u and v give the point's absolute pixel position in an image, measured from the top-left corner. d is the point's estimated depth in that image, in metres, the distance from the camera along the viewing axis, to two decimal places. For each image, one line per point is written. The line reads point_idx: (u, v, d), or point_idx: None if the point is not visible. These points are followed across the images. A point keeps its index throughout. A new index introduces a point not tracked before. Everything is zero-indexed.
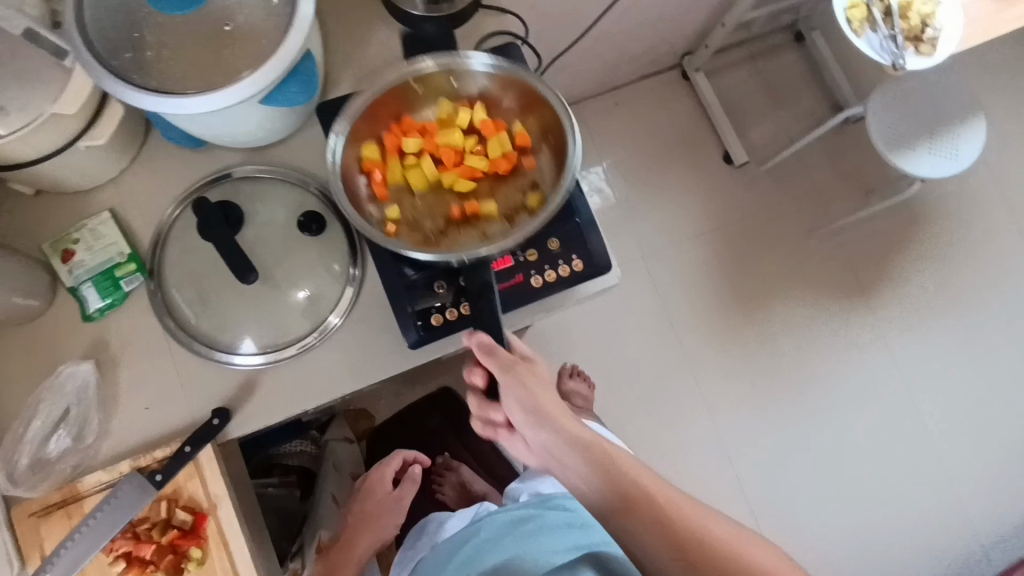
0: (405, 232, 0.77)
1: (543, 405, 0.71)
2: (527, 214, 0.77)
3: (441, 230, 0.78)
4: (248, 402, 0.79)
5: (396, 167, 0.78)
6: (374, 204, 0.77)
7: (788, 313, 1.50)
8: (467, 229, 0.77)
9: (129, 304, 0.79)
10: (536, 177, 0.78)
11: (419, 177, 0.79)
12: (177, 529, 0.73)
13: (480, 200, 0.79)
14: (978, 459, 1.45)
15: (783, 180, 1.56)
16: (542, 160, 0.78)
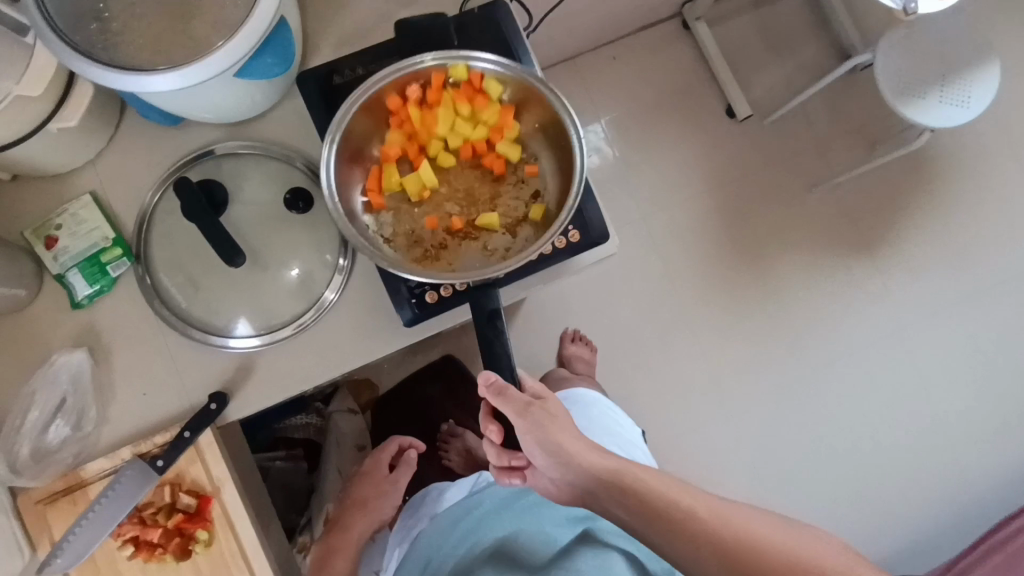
0: (404, 245, 0.76)
1: (559, 444, 0.71)
2: (530, 225, 0.76)
3: (441, 242, 0.76)
4: (245, 386, 0.78)
5: (395, 173, 0.76)
6: (370, 214, 0.77)
7: (794, 270, 1.48)
8: (468, 241, 0.76)
9: (118, 290, 0.78)
10: (537, 185, 0.77)
11: (415, 182, 0.76)
12: (182, 513, 0.73)
13: (479, 211, 0.77)
14: (978, 410, 1.45)
15: (789, 133, 1.51)
16: (542, 166, 0.77)
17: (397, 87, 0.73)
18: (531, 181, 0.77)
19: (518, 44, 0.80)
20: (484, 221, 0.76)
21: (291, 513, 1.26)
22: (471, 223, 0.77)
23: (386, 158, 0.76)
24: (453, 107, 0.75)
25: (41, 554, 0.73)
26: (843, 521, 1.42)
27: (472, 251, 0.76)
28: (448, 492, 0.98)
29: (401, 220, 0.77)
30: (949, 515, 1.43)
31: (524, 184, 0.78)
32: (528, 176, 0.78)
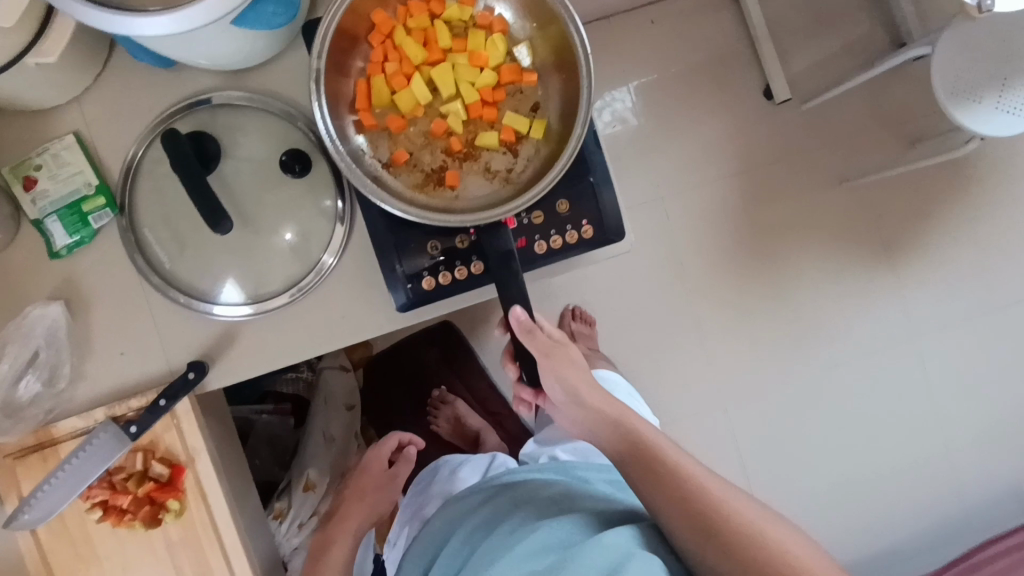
0: (398, 170, 0.69)
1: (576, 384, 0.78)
2: (532, 142, 0.71)
3: (438, 166, 0.70)
4: (227, 355, 0.75)
5: (386, 88, 0.68)
6: (360, 133, 0.68)
7: (812, 267, 1.42)
8: (469, 163, 0.70)
9: (99, 242, 0.73)
10: (539, 98, 0.71)
11: (409, 97, 0.68)
12: (153, 482, 0.71)
13: (477, 130, 0.70)
14: (980, 427, 1.42)
15: (829, 121, 1.42)
16: (546, 81, 0.71)
17: None
18: (531, 91, 0.71)
19: None
20: (484, 141, 0.70)
21: (274, 467, 1.25)
22: (469, 142, 0.71)
23: (373, 69, 0.67)
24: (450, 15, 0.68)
25: (8, 507, 0.71)
26: (823, 522, 1.42)
27: (474, 172, 0.70)
28: (461, 472, 1.05)
29: (396, 141, 0.69)
30: (932, 525, 1.42)
31: (524, 94, 0.71)
32: (527, 85, 0.70)
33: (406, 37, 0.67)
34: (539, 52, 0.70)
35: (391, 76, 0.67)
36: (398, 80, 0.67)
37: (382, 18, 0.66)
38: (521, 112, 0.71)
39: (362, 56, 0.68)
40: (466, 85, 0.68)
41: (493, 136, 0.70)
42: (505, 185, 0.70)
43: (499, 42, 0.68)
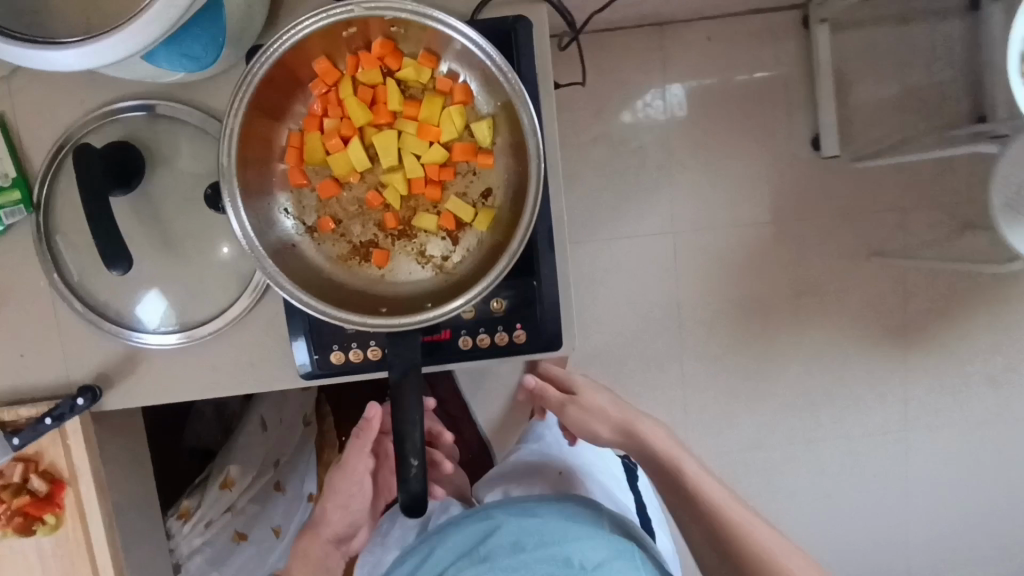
0: (323, 238, 0.63)
1: (595, 430, 0.88)
2: (475, 232, 0.63)
3: (367, 240, 0.63)
4: (127, 379, 0.71)
5: (322, 147, 0.61)
6: (288, 191, 0.63)
7: (807, 339, 1.37)
8: (403, 242, 0.63)
9: (11, 236, 0.69)
10: (492, 183, 0.62)
11: (344, 161, 0.61)
12: (30, 495, 0.69)
13: (417, 208, 0.63)
14: (940, 515, 1.41)
15: (867, 188, 1.33)
16: (502, 167, 0.62)
17: (330, 32, 0.56)
18: (484, 174, 0.62)
19: (526, 79, 0.63)
20: (421, 221, 0.62)
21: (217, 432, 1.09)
22: (406, 219, 0.63)
23: (311, 124, 0.61)
24: (402, 78, 0.60)
25: None
26: None
27: (406, 253, 0.63)
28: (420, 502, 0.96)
29: (326, 206, 0.63)
30: None
31: (476, 176, 0.63)
32: (481, 167, 0.62)
33: (350, 95, 0.60)
34: (499, 132, 0.61)
35: (327, 134, 0.61)
36: (333, 140, 0.61)
37: (326, 68, 0.59)
38: (470, 195, 0.63)
39: (305, 105, 0.62)
40: (411, 158, 0.61)
41: (432, 218, 0.62)
42: (437, 274, 0.63)
43: (454, 115, 0.61)
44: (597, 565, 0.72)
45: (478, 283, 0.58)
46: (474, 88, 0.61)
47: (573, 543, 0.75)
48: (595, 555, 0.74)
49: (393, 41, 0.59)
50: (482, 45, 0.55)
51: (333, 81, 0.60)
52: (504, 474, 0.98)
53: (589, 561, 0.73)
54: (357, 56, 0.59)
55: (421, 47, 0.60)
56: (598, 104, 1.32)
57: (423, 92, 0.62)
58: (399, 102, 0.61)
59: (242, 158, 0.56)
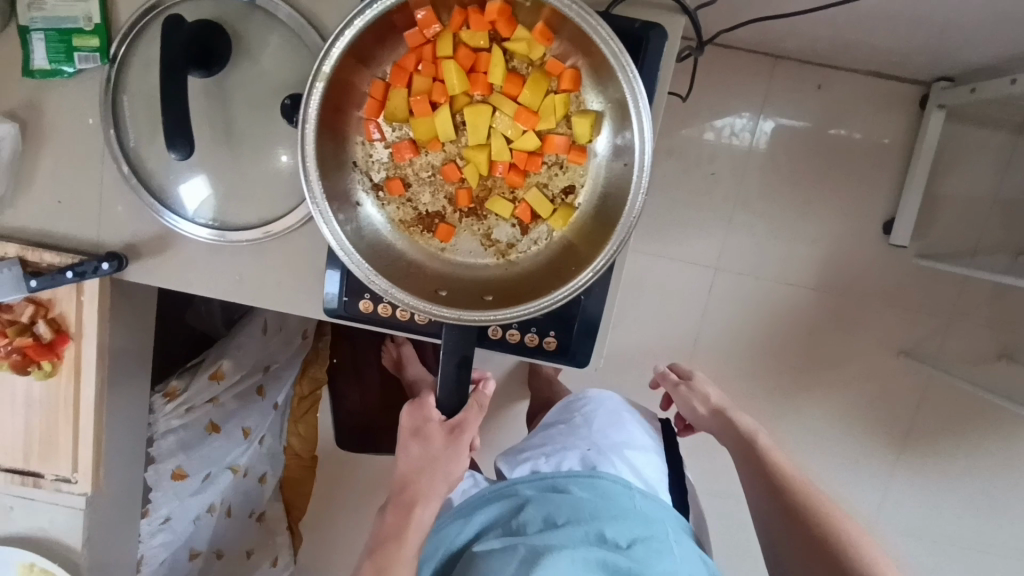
0: (391, 198, 0.62)
1: (691, 407, 0.91)
2: (548, 227, 0.61)
3: (435, 211, 0.62)
4: (154, 257, 0.70)
5: (409, 106, 0.59)
6: (362, 141, 0.61)
7: (812, 413, 1.35)
8: (469, 221, 0.62)
9: (79, 82, 0.67)
10: (578, 180, 0.60)
11: (428, 127, 0.60)
12: (32, 339, 0.68)
13: (494, 190, 0.61)
14: None
15: (925, 286, 1.29)
16: (592, 167, 0.60)
17: None
18: (572, 171, 0.60)
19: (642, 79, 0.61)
20: (495, 206, 0.61)
21: (219, 323, 1.12)
22: (480, 197, 0.62)
23: (399, 79, 0.58)
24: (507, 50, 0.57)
25: None
26: None
27: (470, 232, 0.62)
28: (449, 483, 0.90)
29: (397, 167, 0.61)
30: None
31: (563, 171, 0.60)
32: (571, 163, 0.60)
33: (449, 55, 0.57)
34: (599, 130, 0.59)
35: (415, 93, 0.59)
36: (421, 104, 0.59)
37: (428, 20, 0.55)
38: (551, 188, 0.61)
39: (394, 54, 0.59)
40: (500, 139, 0.59)
41: (507, 206, 0.60)
42: (497, 261, 0.62)
43: (558, 104, 0.58)
44: (632, 543, 0.70)
45: (541, 293, 0.55)
46: (583, 77, 0.57)
47: (606, 519, 0.72)
48: (629, 532, 0.72)
49: (510, 6, 0.54)
50: (610, 40, 0.50)
51: (433, 35, 0.56)
52: (531, 446, 0.89)
53: (623, 539, 0.71)
54: (466, 13, 0.56)
55: (537, 19, 0.55)
56: (686, 118, 1.27)
57: (528, 68, 0.58)
58: (502, 74, 0.58)
59: (325, 105, 0.54)
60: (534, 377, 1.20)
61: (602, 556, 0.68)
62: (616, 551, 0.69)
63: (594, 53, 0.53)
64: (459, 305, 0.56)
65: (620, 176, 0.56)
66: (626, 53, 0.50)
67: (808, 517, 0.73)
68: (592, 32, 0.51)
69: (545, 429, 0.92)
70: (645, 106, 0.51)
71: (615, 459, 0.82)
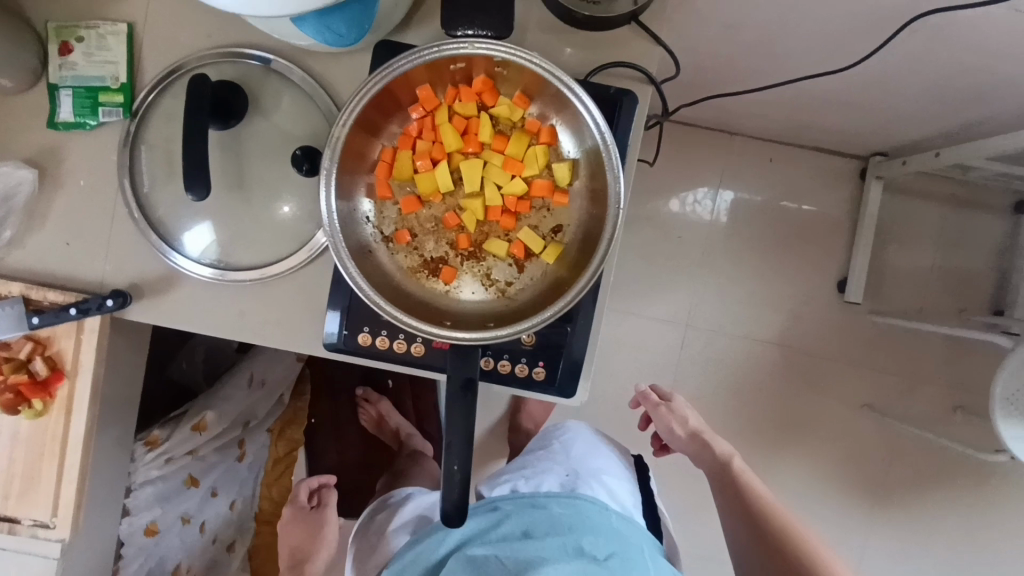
0: (397, 249, 0.65)
1: (672, 429, 0.96)
2: (541, 264, 0.65)
3: (440, 258, 0.66)
4: (158, 297, 0.73)
5: (411, 165, 0.64)
6: (372, 200, 0.65)
7: (784, 466, 1.38)
8: (470, 264, 0.66)
9: (99, 134, 0.72)
10: (564, 221, 0.65)
11: (429, 182, 0.64)
12: (27, 376, 0.70)
13: (492, 233, 0.66)
14: None
15: (880, 341, 1.38)
16: (577, 207, 0.65)
17: (443, 64, 0.60)
18: (558, 213, 0.65)
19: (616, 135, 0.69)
20: (493, 247, 0.65)
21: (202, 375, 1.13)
22: (479, 241, 0.66)
23: (404, 144, 0.65)
24: (492, 115, 0.64)
25: None
26: None
27: (472, 275, 0.66)
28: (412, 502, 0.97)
29: (404, 219, 0.65)
30: None
31: (549, 213, 0.65)
32: (556, 206, 0.65)
33: (444, 121, 0.64)
34: (579, 173, 0.64)
35: (419, 154, 0.65)
36: (423, 162, 0.64)
37: (426, 95, 0.63)
38: (541, 229, 0.65)
39: (400, 126, 0.66)
40: (492, 187, 0.64)
41: (503, 245, 0.65)
42: (497, 299, 0.65)
43: (539, 154, 0.64)
44: (609, 556, 0.74)
45: (536, 318, 0.59)
46: (560, 131, 0.64)
47: (583, 533, 0.76)
48: (606, 546, 0.75)
49: (493, 79, 0.63)
50: (584, 99, 0.58)
51: (431, 108, 0.64)
52: (510, 469, 0.93)
53: (601, 552, 0.74)
54: (457, 88, 0.63)
55: (517, 88, 0.63)
56: (653, 186, 1.38)
57: (511, 129, 0.65)
58: (490, 133, 0.64)
59: (341, 164, 0.60)
60: (514, 432, 1.23)
61: (578, 566, 0.72)
62: (593, 562, 0.73)
63: (569, 107, 0.61)
64: (465, 331, 0.60)
65: (600, 213, 0.62)
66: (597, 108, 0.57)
67: (779, 542, 0.80)
68: (563, 88, 0.58)
69: (525, 455, 0.96)
70: (617, 149, 0.58)
71: (594, 484, 0.85)
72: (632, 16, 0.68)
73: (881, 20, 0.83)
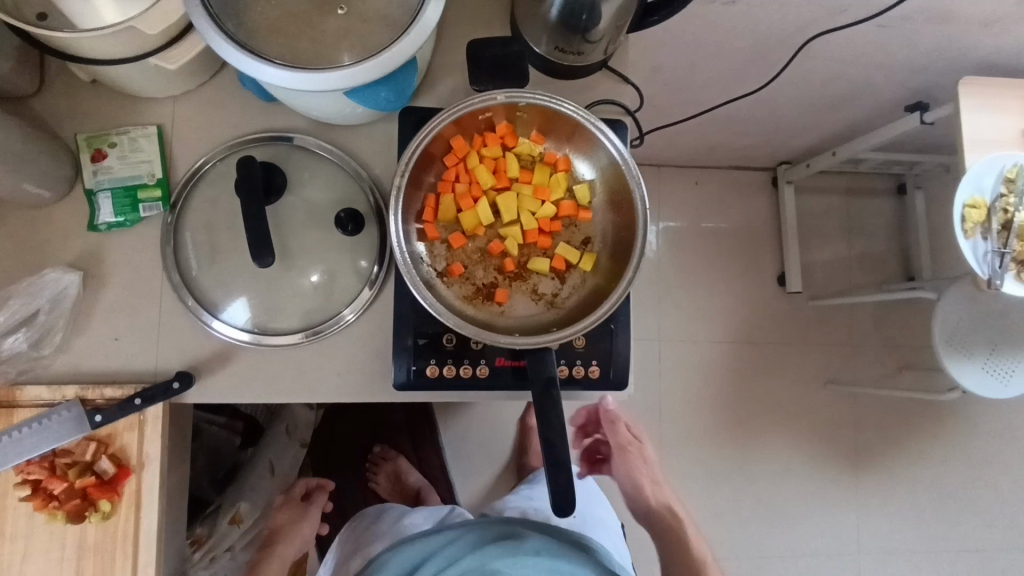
0: (453, 281, 0.73)
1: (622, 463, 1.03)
2: (579, 272, 0.75)
3: (491, 282, 0.73)
4: (216, 374, 0.74)
5: (454, 206, 0.73)
6: (422, 242, 0.73)
7: (776, 451, 1.51)
8: (518, 283, 0.74)
9: (139, 229, 0.75)
10: (591, 233, 0.76)
11: (472, 218, 0.73)
12: (94, 477, 0.69)
13: (533, 254, 0.74)
14: None
15: (826, 320, 1.56)
16: (600, 219, 0.75)
17: (473, 116, 0.71)
18: (585, 226, 0.76)
19: None
20: (537, 265, 0.74)
21: (208, 486, 1.07)
22: (522, 262, 0.74)
23: (444, 189, 0.73)
24: (515, 154, 0.75)
25: None
26: None
27: (521, 292, 0.74)
28: (411, 517, 1.12)
29: (454, 255, 0.73)
30: None
31: (578, 228, 0.75)
32: (582, 221, 0.76)
33: (476, 164, 0.73)
34: (597, 191, 0.76)
35: (458, 196, 0.73)
36: (464, 201, 0.73)
37: (459, 144, 0.72)
38: (574, 243, 0.75)
39: (436, 175, 0.74)
40: (527, 214, 0.74)
41: (545, 262, 0.74)
42: (549, 309, 0.73)
43: (561, 180, 0.75)
44: None
45: (593, 314, 0.68)
46: (574, 159, 0.76)
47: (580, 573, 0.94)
48: None
49: (513, 124, 0.74)
50: (600, 128, 0.69)
51: (463, 155, 0.73)
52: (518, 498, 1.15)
53: None
54: (483, 135, 0.74)
55: (533, 128, 0.75)
56: None
57: (533, 163, 0.76)
58: (517, 169, 0.74)
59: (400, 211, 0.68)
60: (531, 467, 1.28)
61: None
62: None
63: (583, 137, 0.73)
64: (536, 337, 0.67)
65: (624, 219, 0.73)
66: (612, 134, 0.69)
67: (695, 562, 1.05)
68: (578, 119, 0.70)
69: (528, 486, 1.19)
70: (634, 164, 0.69)
71: (597, 530, 1.07)
72: (602, 62, 0.82)
73: (781, 48, 1.04)
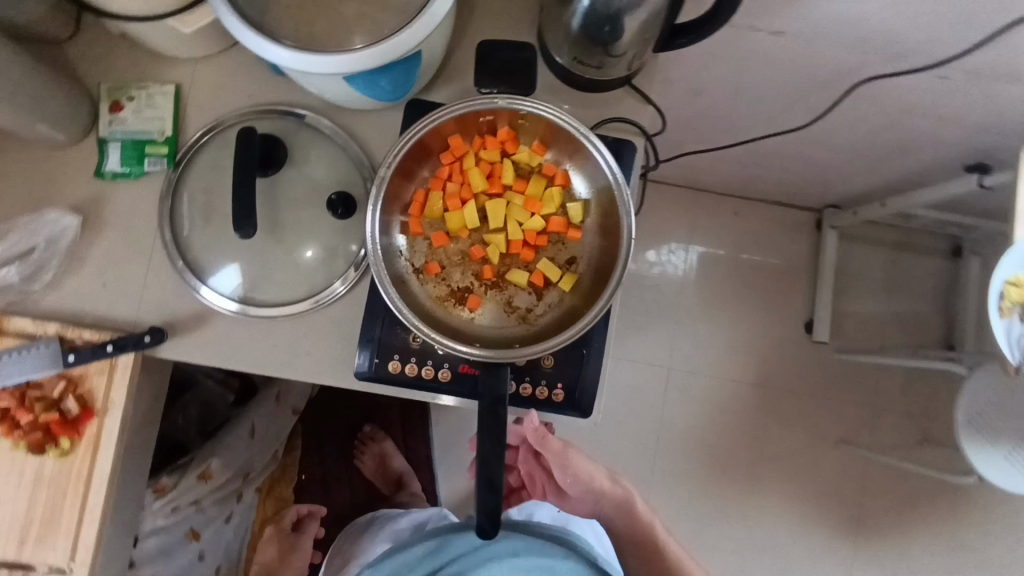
0: (428, 279, 0.72)
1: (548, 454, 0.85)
2: (558, 291, 0.72)
3: (466, 287, 0.72)
4: (191, 333, 0.76)
5: (441, 204, 0.72)
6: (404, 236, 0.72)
7: (769, 502, 1.44)
8: (494, 292, 0.72)
9: (142, 183, 0.77)
10: (577, 253, 0.73)
11: (457, 219, 0.72)
12: (59, 414, 0.71)
13: (514, 265, 0.73)
14: None
15: (848, 377, 1.47)
16: (589, 241, 0.73)
17: (473, 117, 0.69)
18: (572, 246, 0.73)
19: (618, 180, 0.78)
20: (515, 277, 0.72)
21: (195, 434, 1.12)
22: (501, 271, 0.73)
23: (435, 186, 0.73)
24: (513, 161, 0.73)
25: None
26: None
27: (495, 302, 0.72)
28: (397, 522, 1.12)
29: (434, 253, 0.72)
30: None
31: (564, 246, 0.73)
32: (570, 240, 0.73)
33: (471, 165, 0.72)
34: (590, 212, 0.73)
35: (448, 195, 0.72)
36: (453, 201, 0.72)
37: (457, 143, 0.71)
38: (558, 260, 0.73)
39: (430, 171, 0.73)
40: (514, 224, 0.72)
41: (524, 275, 0.72)
42: (520, 323, 0.71)
43: (555, 195, 0.73)
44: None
45: (559, 338, 0.66)
46: (572, 175, 0.73)
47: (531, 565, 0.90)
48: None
49: (515, 130, 0.72)
50: (598, 149, 0.67)
51: (460, 155, 0.72)
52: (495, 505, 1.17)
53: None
54: (483, 138, 0.72)
55: (536, 138, 0.73)
56: None
57: (530, 173, 0.74)
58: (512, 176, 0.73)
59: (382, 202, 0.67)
60: None
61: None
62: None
63: (582, 154, 0.70)
64: (496, 350, 0.66)
65: (611, 245, 0.70)
66: (610, 157, 0.67)
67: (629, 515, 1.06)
68: (578, 136, 0.67)
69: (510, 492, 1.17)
70: (628, 191, 0.67)
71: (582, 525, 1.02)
72: (625, 79, 0.79)
73: (830, 86, 0.98)
